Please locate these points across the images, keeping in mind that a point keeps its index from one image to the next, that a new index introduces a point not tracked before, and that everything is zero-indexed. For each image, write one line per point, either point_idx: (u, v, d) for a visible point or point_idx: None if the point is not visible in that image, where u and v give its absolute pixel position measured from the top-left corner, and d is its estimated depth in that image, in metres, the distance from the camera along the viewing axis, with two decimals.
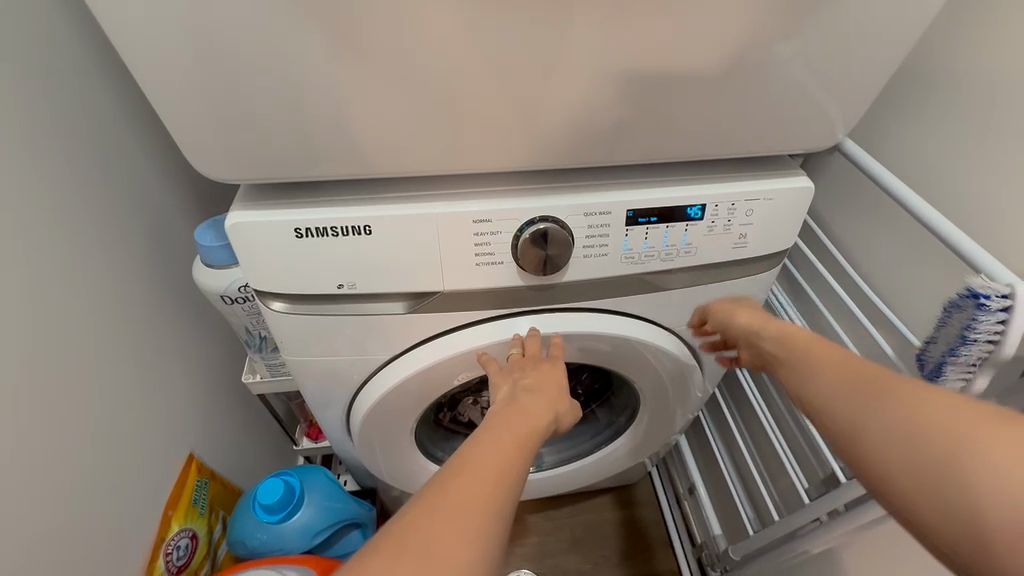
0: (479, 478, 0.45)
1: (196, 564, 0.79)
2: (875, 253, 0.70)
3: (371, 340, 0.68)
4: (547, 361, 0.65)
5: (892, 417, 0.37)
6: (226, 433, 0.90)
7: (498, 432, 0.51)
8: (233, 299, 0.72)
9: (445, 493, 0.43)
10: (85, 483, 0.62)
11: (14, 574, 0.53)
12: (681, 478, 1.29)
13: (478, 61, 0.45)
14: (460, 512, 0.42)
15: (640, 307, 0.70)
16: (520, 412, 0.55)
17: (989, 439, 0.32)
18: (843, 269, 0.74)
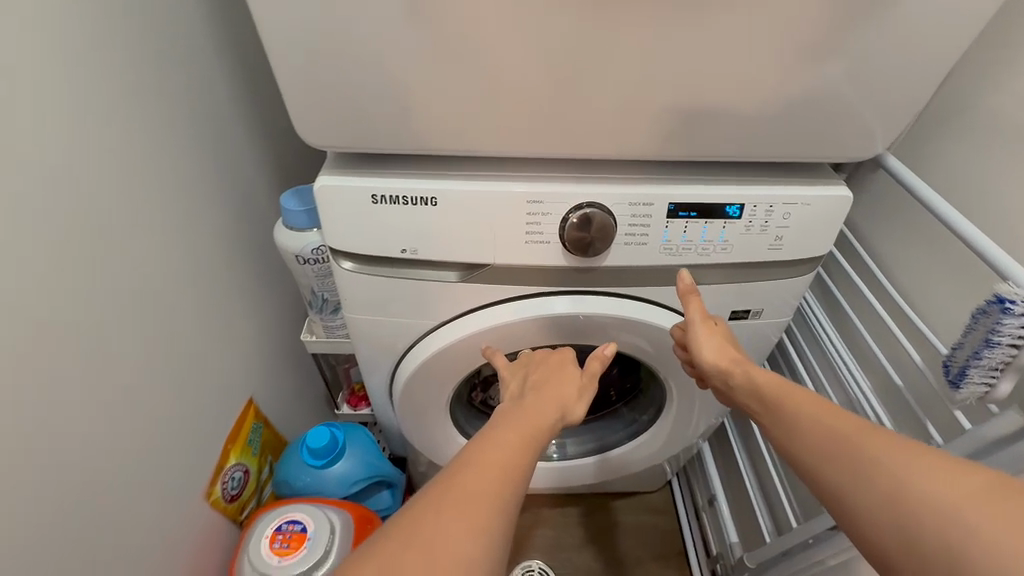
0: (485, 477, 0.48)
1: (245, 496, 0.87)
2: (912, 268, 0.72)
3: (423, 306, 0.75)
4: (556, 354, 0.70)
5: (889, 482, 0.41)
6: (282, 387, 0.99)
7: (504, 430, 0.54)
8: (306, 260, 0.81)
9: (456, 487, 0.47)
10: (173, 404, 0.71)
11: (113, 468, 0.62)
12: (700, 489, 1.29)
13: (551, 54, 0.52)
14: (465, 508, 0.45)
15: (674, 298, 0.74)
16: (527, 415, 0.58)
17: (987, 514, 0.37)
18: (880, 282, 0.76)
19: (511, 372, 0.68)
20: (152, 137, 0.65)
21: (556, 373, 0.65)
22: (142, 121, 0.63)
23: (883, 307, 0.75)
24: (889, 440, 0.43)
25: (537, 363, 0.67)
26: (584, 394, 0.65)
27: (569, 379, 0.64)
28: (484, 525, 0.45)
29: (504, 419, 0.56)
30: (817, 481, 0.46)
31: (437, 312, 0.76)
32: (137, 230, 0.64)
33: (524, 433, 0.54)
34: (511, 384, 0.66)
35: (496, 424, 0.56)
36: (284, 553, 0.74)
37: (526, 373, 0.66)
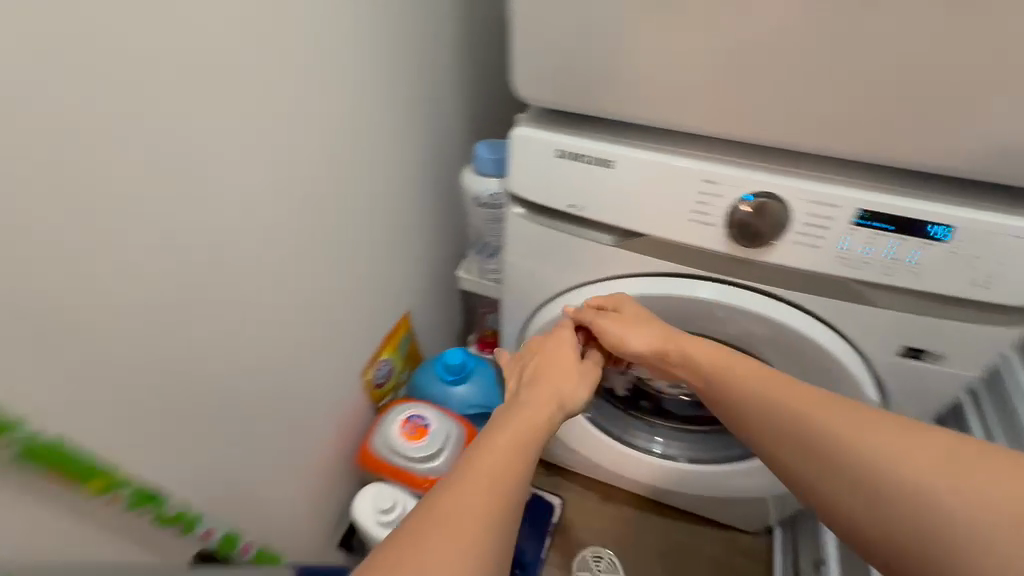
0: (500, 457, 0.50)
1: (386, 388, 1.03)
2: None
3: (574, 264, 0.81)
4: (547, 337, 0.73)
5: (882, 449, 0.48)
6: (435, 311, 1.14)
7: (506, 429, 0.55)
8: (483, 204, 0.92)
9: (463, 484, 0.47)
10: (372, 292, 0.88)
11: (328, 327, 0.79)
12: (804, 550, 1.16)
13: (783, 34, 0.53)
14: (461, 517, 0.44)
15: (835, 315, 0.69)
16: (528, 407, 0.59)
17: (957, 483, 0.44)
18: None
19: (512, 368, 0.71)
20: (411, 77, 0.81)
21: (557, 359, 0.69)
22: (407, 62, 0.79)
23: None
24: (863, 410, 0.51)
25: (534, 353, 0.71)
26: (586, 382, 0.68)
27: (569, 368, 0.68)
28: (507, 499, 0.47)
29: (506, 417, 0.57)
30: (833, 468, 0.50)
31: (586, 274, 0.81)
32: (383, 147, 0.79)
33: (525, 412, 0.58)
34: (512, 373, 0.70)
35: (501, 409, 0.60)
36: (409, 438, 0.88)
37: (524, 362, 0.70)
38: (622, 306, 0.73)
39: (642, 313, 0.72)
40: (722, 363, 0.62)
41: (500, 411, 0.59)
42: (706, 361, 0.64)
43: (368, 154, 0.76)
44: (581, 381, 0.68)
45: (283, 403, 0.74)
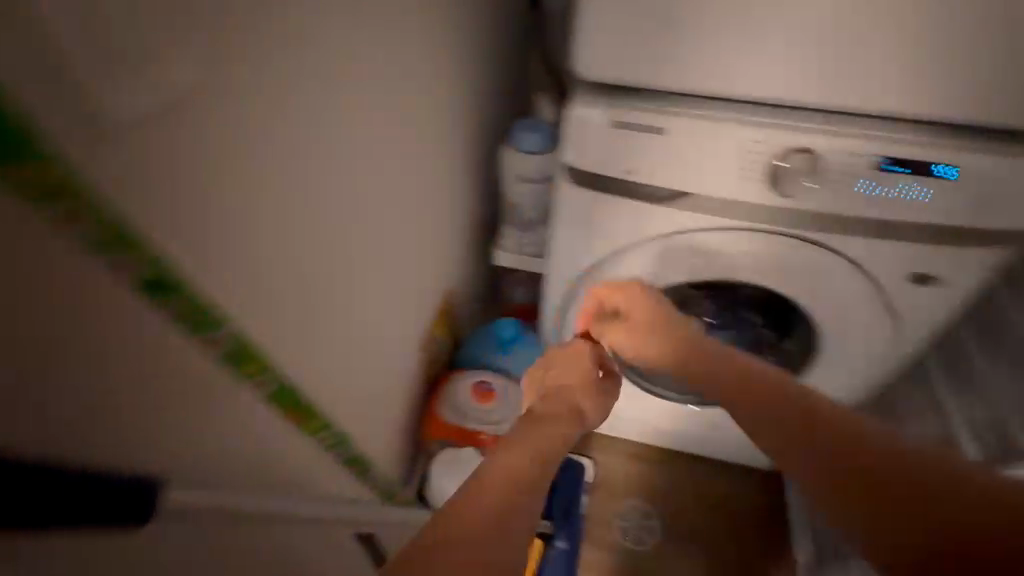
0: (513, 458, 0.47)
1: (439, 363, 1.07)
2: None
3: (622, 225, 0.87)
4: (564, 354, 0.69)
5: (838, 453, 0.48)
6: (470, 291, 1.19)
7: (516, 442, 0.50)
8: (530, 179, 0.98)
9: (462, 506, 0.41)
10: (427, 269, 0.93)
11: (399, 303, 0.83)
12: None
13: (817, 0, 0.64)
14: (461, 515, 0.40)
15: (854, 250, 0.81)
16: (536, 423, 0.55)
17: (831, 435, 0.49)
18: None
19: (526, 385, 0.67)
20: (460, 62, 0.87)
21: (568, 375, 0.65)
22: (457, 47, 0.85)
23: None
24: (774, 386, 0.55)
25: (554, 361, 0.67)
26: (605, 401, 0.65)
27: (586, 389, 0.64)
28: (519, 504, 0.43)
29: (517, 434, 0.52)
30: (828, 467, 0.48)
31: (645, 232, 0.86)
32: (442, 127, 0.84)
33: (547, 419, 0.56)
34: (538, 386, 0.65)
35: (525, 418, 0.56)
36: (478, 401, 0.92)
37: (541, 372, 0.67)
38: (633, 308, 0.71)
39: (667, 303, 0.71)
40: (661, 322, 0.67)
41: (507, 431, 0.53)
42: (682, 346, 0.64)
43: (435, 130, 0.82)
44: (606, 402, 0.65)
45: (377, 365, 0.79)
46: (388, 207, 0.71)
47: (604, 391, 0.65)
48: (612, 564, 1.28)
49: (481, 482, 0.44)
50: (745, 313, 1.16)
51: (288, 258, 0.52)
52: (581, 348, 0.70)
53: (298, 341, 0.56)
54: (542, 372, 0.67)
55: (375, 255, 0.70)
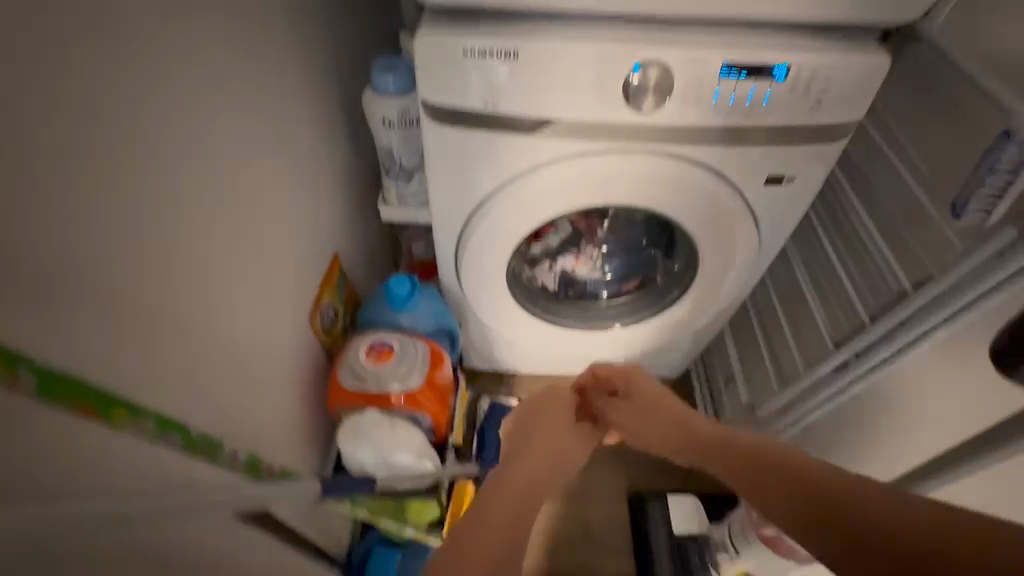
0: (502, 509, 0.49)
1: (336, 331, 1.03)
2: (917, 136, 0.77)
3: (492, 160, 0.85)
4: (546, 395, 0.72)
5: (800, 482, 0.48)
6: (361, 252, 1.14)
7: (506, 490, 0.52)
8: (391, 123, 0.92)
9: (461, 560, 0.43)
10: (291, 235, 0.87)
11: (259, 274, 0.77)
12: (718, 368, 1.39)
13: None
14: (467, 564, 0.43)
15: (713, 158, 0.83)
16: (523, 468, 0.57)
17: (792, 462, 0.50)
18: (890, 151, 0.82)
19: (512, 432, 0.68)
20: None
21: (551, 418, 0.69)
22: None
23: (892, 170, 0.81)
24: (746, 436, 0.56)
25: (536, 411, 0.70)
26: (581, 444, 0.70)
27: (569, 440, 0.68)
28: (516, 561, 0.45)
29: (507, 475, 0.55)
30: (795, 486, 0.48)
31: (517, 164, 0.85)
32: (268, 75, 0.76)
33: (541, 469, 0.58)
34: (525, 429, 0.67)
35: (513, 463, 0.58)
36: (379, 362, 0.90)
37: (529, 416, 0.69)
38: (633, 389, 0.70)
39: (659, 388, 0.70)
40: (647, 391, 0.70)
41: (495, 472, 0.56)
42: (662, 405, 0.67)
43: (257, 78, 0.74)
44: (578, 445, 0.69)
45: (243, 342, 0.74)
46: (195, 168, 0.62)
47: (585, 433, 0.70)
48: None
49: (475, 532, 0.46)
50: (629, 237, 1.21)
51: (49, 229, 0.46)
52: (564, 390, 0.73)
53: (112, 318, 0.52)
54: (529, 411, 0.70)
55: (194, 224, 0.63)
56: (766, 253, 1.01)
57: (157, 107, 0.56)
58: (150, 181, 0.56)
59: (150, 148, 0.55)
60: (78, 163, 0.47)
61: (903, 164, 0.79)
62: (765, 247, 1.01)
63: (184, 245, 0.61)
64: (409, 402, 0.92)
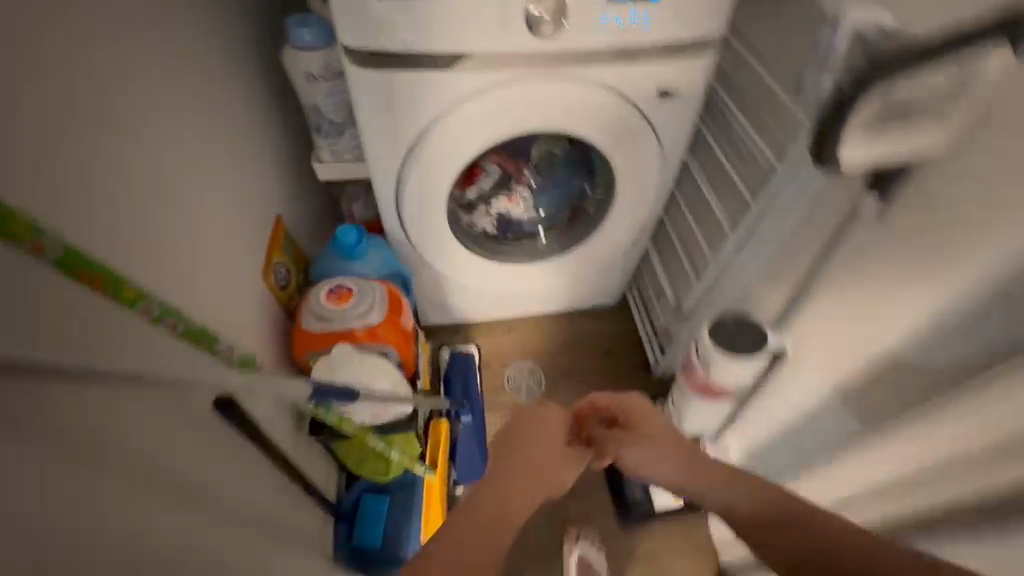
0: (484, 509, 0.58)
1: (292, 289, 1.07)
2: (766, 41, 0.93)
3: (422, 97, 0.93)
4: (538, 411, 0.73)
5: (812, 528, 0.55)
6: (303, 216, 1.18)
7: (487, 494, 0.60)
8: (317, 77, 0.97)
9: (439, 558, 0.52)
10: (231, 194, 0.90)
11: (204, 228, 0.81)
12: (649, 286, 1.54)
13: None
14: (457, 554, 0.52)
15: (612, 79, 0.95)
16: (507, 475, 0.64)
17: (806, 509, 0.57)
18: (749, 57, 0.97)
19: (496, 444, 0.72)
20: None
21: (535, 445, 0.70)
22: None
23: (751, 73, 0.97)
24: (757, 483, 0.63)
25: (523, 423, 0.72)
26: (565, 471, 0.72)
27: (551, 475, 0.69)
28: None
29: (490, 482, 0.62)
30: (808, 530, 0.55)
31: (446, 96, 0.93)
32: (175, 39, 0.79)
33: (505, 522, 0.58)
34: (504, 475, 0.64)
35: (480, 501, 0.59)
36: (338, 303, 0.96)
37: (518, 442, 0.70)
38: (630, 417, 0.76)
39: (647, 405, 0.78)
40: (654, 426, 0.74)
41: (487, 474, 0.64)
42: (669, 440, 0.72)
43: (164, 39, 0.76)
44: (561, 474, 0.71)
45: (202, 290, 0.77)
46: (118, 123, 0.65)
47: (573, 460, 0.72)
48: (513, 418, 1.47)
49: (459, 520, 0.56)
50: (553, 173, 1.33)
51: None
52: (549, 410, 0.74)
53: (65, 256, 0.55)
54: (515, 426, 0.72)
55: (131, 176, 0.66)
56: (670, 165, 1.15)
57: (65, 58, 0.59)
58: (79, 131, 0.59)
59: (73, 97, 0.59)
60: (3, 103, 0.50)
61: (760, 67, 0.95)
62: (670, 164, 1.15)
63: (123, 194, 0.64)
64: (370, 338, 0.98)
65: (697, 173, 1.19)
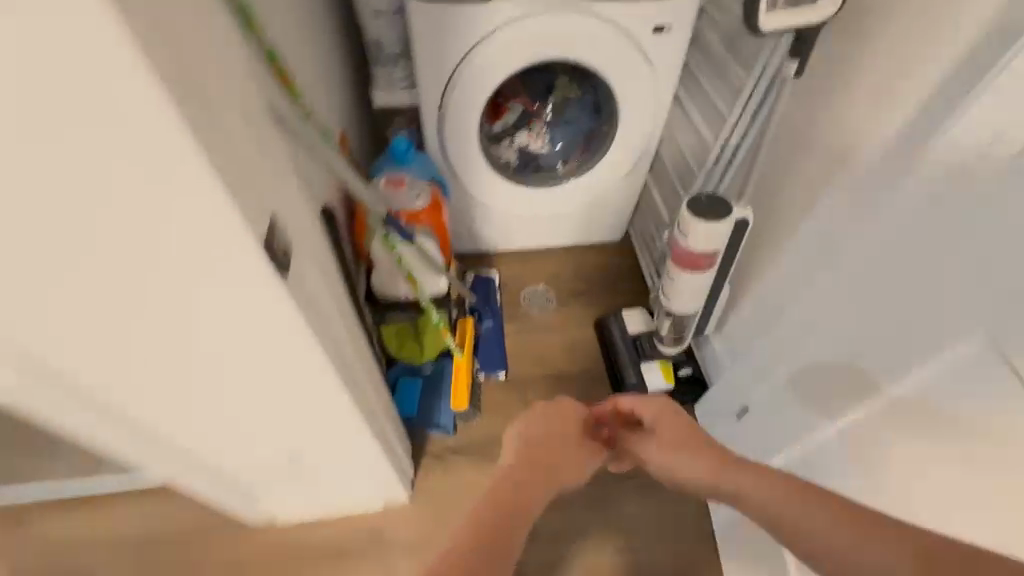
0: (517, 483, 0.77)
1: (351, 190, 1.32)
2: None
3: (466, 24, 1.19)
4: (566, 408, 0.92)
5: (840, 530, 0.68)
6: (359, 139, 1.43)
7: (518, 470, 0.79)
8: (383, 13, 1.24)
9: (485, 516, 0.70)
10: (325, 99, 1.16)
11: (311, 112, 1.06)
12: (648, 218, 1.75)
13: None
14: (492, 523, 0.69)
15: (615, 12, 1.19)
16: (537, 450, 0.84)
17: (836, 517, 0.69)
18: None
19: (529, 422, 0.89)
20: None
21: (553, 427, 0.89)
22: None
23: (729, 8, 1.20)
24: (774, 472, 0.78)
25: (536, 416, 0.90)
26: (579, 461, 0.88)
27: (566, 449, 0.87)
28: (500, 540, 0.67)
29: (527, 470, 0.80)
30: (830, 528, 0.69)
31: (485, 25, 1.19)
32: None
33: (530, 476, 0.79)
34: (524, 450, 0.83)
35: (511, 467, 0.80)
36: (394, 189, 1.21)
37: (531, 427, 0.88)
38: (655, 420, 0.93)
39: (670, 406, 0.94)
40: (698, 444, 0.86)
41: (521, 450, 0.83)
42: (691, 436, 0.87)
43: None
44: (576, 462, 0.88)
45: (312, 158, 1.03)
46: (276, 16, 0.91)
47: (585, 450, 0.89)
48: (530, 328, 1.68)
49: (500, 493, 0.74)
50: (569, 112, 1.59)
51: None
52: (571, 404, 0.93)
53: None
54: (540, 418, 0.90)
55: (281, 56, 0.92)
56: (665, 95, 1.39)
57: None
58: None
59: None
60: None
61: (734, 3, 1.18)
62: (664, 94, 1.39)
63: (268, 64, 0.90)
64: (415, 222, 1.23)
65: (687, 103, 1.41)
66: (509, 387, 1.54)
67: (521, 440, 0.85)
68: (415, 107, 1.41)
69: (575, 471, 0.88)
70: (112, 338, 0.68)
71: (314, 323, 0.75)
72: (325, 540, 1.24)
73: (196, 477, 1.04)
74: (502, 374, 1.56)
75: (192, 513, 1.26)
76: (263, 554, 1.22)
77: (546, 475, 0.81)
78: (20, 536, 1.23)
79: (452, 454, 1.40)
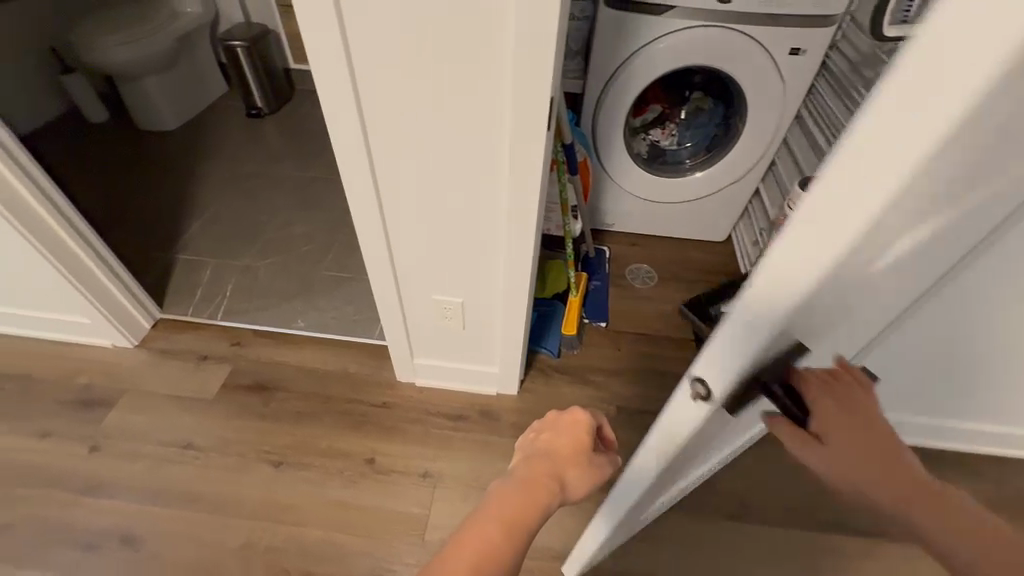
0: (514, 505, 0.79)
1: None
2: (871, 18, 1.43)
3: (638, 31, 1.55)
4: (566, 422, 0.94)
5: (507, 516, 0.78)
6: None
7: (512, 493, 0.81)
8: (575, 18, 1.68)
9: (490, 515, 0.77)
10: None
11: None
12: (752, 222, 1.98)
13: None
14: (498, 522, 0.76)
15: (760, 34, 1.50)
16: (533, 487, 0.83)
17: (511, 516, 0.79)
18: (858, 33, 1.47)
19: (529, 444, 0.94)
20: None
21: (562, 444, 0.92)
22: None
23: (860, 43, 1.46)
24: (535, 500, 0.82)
25: (547, 430, 0.94)
26: (590, 470, 0.90)
27: (573, 456, 0.90)
28: (506, 551, 0.73)
29: (530, 467, 0.87)
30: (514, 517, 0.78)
31: (653, 33, 1.54)
32: None
33: (536, 487, 0.83)
34: (535, 457, 0.89)
35: (522, 484, 0.83)
36: None
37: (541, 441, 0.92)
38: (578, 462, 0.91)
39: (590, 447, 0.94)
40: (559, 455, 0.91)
41: (523, 469, 0.87)
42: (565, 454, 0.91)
43: None
44: (588, 471, 0.90)
45: None
46: None
47: (593, 461, 0.91)
48: (631, 294, 1.94)
49: (494, 511, 0.77)
50: (698, 118, 1.89)
51: None
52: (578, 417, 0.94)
53: None
54: (540, 431, 0.95)
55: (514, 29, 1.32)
56: (790, 107, 1.65)
57: None
58: None
59: None
60: None
61: (864, 38, 1.45)
62: (790, 108, 1.65)
63: None
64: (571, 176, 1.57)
65: (809, 120, 1.66)
66: (607, 334, 1.80)
67: (532, 454, 0.90)
68: (579, 94, 1.79)
69: (584, 483, 0.90)
70: (422, 174, 1.02)
71: (541, 189, 1.02)
72: (452, 405, 1.56)
73: (389, 322, 1.39)
74: (604, 324, 1.82)
75: (358, 363, 1.67)
76: (404, 402, 1.57)
77: (548, 483, 0.84)
78: (241, 352, 1.69)
79: (554, 371, 1.68)
